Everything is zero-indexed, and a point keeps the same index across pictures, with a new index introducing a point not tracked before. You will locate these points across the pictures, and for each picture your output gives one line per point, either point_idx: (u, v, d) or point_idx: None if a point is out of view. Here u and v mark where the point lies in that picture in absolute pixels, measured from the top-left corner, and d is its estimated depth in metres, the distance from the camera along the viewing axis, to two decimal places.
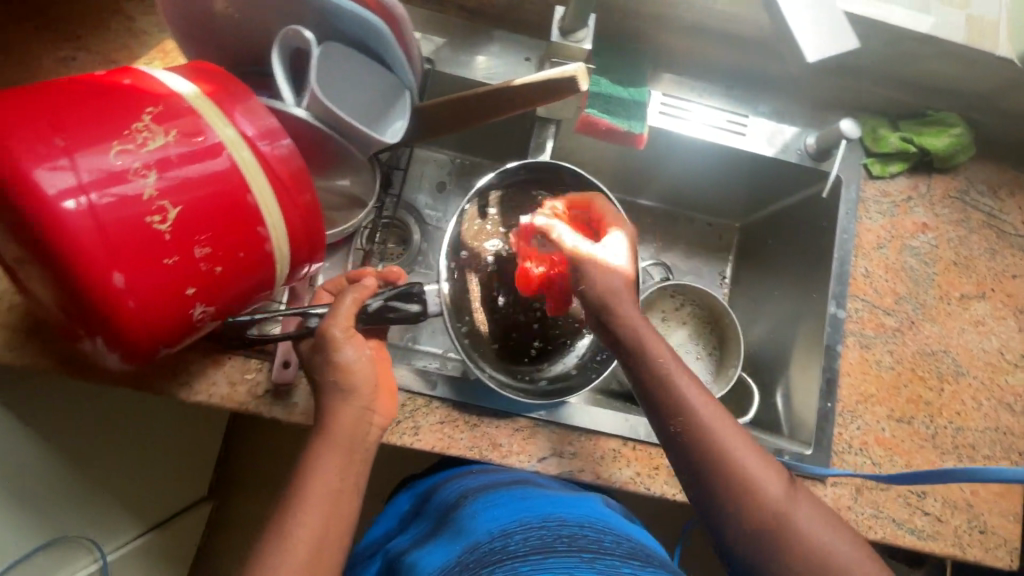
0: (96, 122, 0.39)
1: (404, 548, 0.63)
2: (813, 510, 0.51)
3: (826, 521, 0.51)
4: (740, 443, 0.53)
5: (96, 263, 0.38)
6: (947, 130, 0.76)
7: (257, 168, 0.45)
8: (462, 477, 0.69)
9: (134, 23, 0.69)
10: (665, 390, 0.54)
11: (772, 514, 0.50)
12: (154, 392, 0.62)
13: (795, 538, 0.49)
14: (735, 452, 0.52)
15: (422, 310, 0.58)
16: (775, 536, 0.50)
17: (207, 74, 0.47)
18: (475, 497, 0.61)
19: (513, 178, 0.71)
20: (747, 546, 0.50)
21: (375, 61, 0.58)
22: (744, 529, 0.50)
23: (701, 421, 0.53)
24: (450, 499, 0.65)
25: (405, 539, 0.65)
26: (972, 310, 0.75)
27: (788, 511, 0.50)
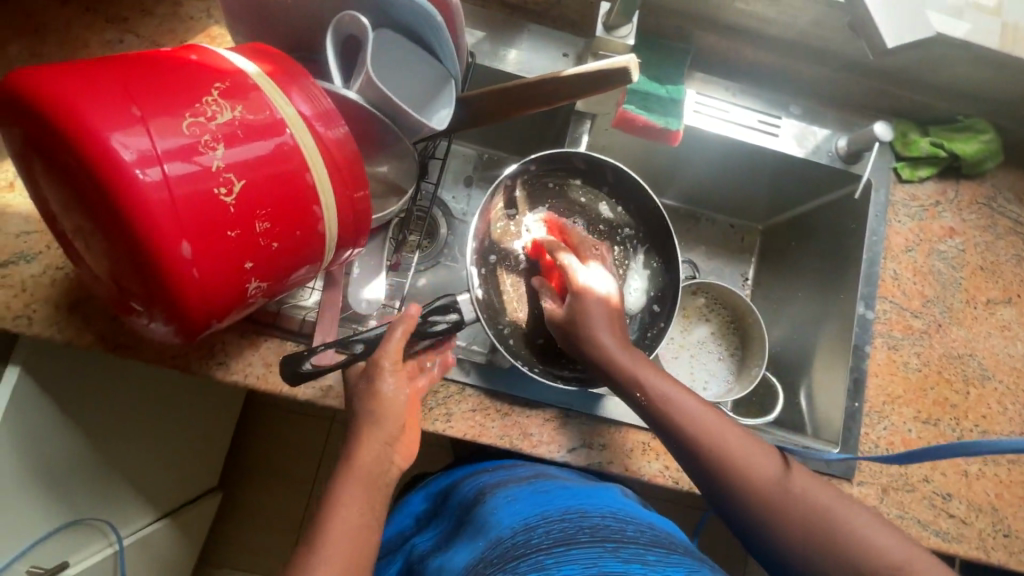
0: (170, 94, 0.40)
1: (426, 551, 0.61)
2: (818, 494, 0.52)
3: (841, 502, 0.51)
4: (738, 440, 0.55)
5: (166, 232, 0.39)
6: (977, 136, 0.77)
7: (315, 147, 0.45)
8: (481, 472, 0.69)
9: (181, 8, 0.70)
10: (658, 410, 0.57)
11: (787, 505, 0.51)
12: (190, 370, 0.62)
13: (792, 519, 0.51)
14: (735, 452, 0.54)
15: (461, 319, 0.61)
16: (794, 525, 0.51)
17: (268, 54, 0.48)
18: (495, 493, 0.61)
19: (529, 174, 0.76)
20: (768, 534, 0.52)
21: (424, 50, 0.58)
22: (762, 520, 0.52)
23: (681, 417, 0.56)
24: (469, 496, 0.64)
25: (426, 539, 0.64)
26: (998, 315, 0.76)
27: (783, 492, 0.52)
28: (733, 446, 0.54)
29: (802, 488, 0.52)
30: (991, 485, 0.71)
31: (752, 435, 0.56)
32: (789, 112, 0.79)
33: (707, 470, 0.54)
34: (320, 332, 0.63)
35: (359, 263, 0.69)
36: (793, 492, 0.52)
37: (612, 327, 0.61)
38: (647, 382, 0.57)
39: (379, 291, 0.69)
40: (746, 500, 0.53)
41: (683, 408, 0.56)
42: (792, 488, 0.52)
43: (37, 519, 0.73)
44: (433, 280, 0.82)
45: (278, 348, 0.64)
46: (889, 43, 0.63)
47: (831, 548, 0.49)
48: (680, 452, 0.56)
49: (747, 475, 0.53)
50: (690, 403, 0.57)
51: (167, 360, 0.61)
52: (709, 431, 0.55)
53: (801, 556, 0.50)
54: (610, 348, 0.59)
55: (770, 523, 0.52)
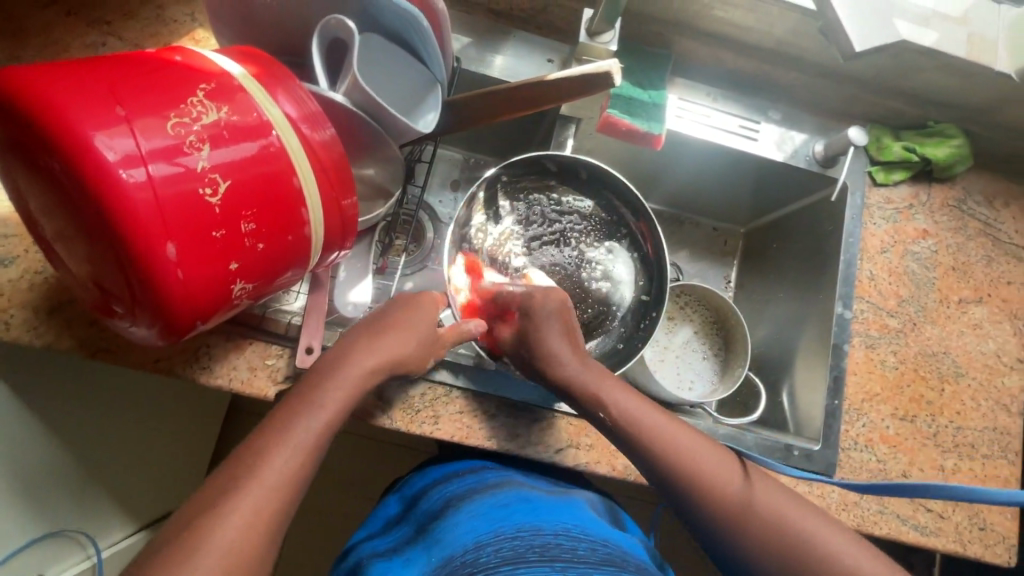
0: (154, 93, 0.40)
1: (379, 551, 0.60)
2: (781, 498, 0.54)
3: (803, 511, 0.54)
4: (702, 453, 0.57)
5: (151, 233, 0.39)
6: (947, 141, 0.80)
7: (301, 150, 0.45)
8: (447, 481, 0.66)
9: (164, 10, 0.70)
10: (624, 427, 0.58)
11: (750, 514, 0.54)
12: (172, 374, 0.61)
13: (758, 525, 0.53)
14: (697, 464, 0.56)
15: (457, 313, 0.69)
16: (759, 537, 0.53)
17: (254, 56, 0.48)
18: (456, 505, 0.60)
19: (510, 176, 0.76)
20: (734, 545, 0.54)
21: (412, 54, 0.59)
22: (726, 531, 0.54)
23: (653, 435, 0.57)
24: (434, 505, 0.63)
25: (383, 543, 0.62)
26: (970, 314, 0.78)
27: (748, 502, 0.54)
28: (698, 458, 0.57)
29: (765, 497, 0.54)
30: (966, 479, 0.73)
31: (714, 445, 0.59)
32: (768, 117, 0.81)
33: (671, 484, 0.56)
34: (305, 334, 0.62)
35: (345, 267, 0.70)
36: (758, 504, 0.54)
37: (568, 342, 0.64)
38: (605, 394, 0.60)
39: (366, 293, 0.69)
40: (712, 511, 0.55)
41: (650, 418, 0.59)
42: (759, 498, 0.54)
43: (12, 530, 0.71)
44: (419, 284, 0.83)
45: (263, 351, 0.63)
46: (856, 47, 0.67)
47: (788, 552, 0.51)
48: (644, 464, 0.58)
49: (713, 487, 0.55)
50: (660, 418, 0.59)
51: (149, 365, 0.61)
52: (672, 441, 0.57)
53: (757, 560, 0.53)
54: (573, 368, 0.61)
55: (734, 535, 0.54)
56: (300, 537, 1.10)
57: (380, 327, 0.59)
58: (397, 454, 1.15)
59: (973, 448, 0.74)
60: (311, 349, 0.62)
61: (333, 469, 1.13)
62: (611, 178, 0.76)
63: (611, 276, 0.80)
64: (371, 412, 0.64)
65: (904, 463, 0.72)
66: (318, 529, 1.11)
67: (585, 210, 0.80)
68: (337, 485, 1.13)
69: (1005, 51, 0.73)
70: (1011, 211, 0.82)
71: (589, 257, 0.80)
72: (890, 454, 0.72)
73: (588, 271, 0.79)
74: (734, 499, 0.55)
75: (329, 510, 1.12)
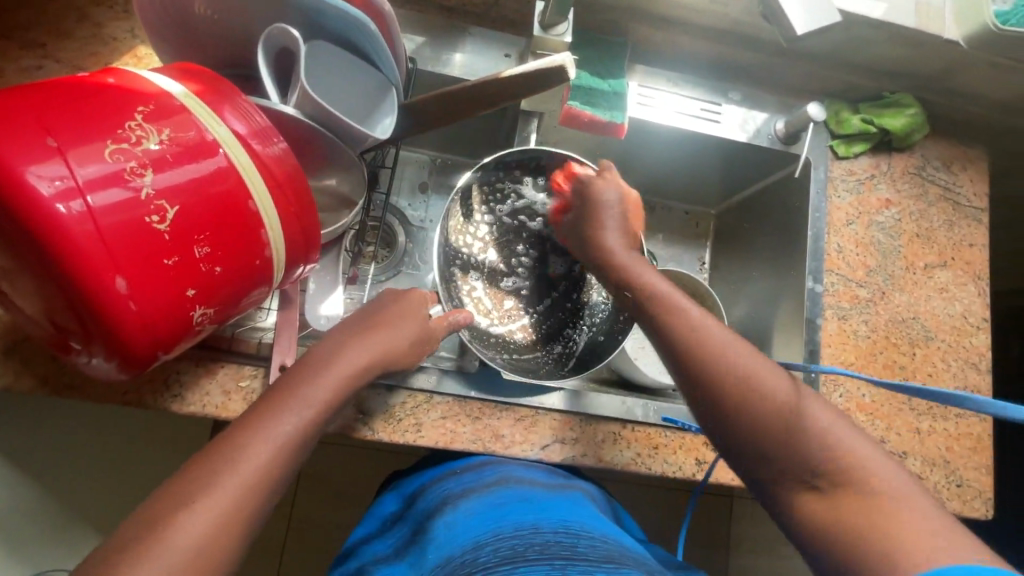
0: (88, 120, 0.39)
1: (378, 555, 0.60)
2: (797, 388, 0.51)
3: (814, 403, 0.50)
4: (722, 336, 0.54)
5: (99, 268, 0.38)
6: (903, 111, 0.81)
7: (254, 170, 0.44)
8: (447, 478, 0.65)
9: (102, 29, 0.67)
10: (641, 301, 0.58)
11: (758, 392, 0.50)
12: (143, 406, 0.60)
13: (765, 402, 0.50)
14: (705, 336, 0.53)
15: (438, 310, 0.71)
16: (757, 420, 0.50)
17: (196, 73, 0.47)
18: (456, 504, 0.59)
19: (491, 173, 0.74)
20: (742, 426, 0.51)
21: (363, 59, 0.58)
22: (735, 410, 0.51)
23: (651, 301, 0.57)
24: (431, 504, 0.63)
25: (382, 546, 0.62)
26: (935, 278, 0.80)
27: (764, 381, 0.51)
28: (726, 344, 0.53)
29: (784, 393, 0.50)
30: (942, 439, 0.75)
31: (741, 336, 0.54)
32: (729, 98, 0.81)
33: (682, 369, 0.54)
34: (277, 352, 0.61)
35: (314, 279, 0.67)
36: (767, 388, 0.50)
37: (621, 231, 0.65)
38: (605, 234, 0.64)
39: (337, 306, 0.66)
40: (725, 393, 0.51)
41: (670, 300, 0.57)
42: (758, 377, 0.51)
43: None
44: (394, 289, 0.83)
45: (236, 373, 0.62)
46: (798, 30, 0.64)
47: (787, 433, 0.49)
48: (664, 345, 0.55)
49: (737, 374, 0.51)
50: (690, 305, 0.56)
51: (118, 398, 0.59)
52: (675, 308, 0.56)
53: (757, 440, 0.49)
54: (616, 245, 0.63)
55: (749, 427, 0.50)
56: (295, 554, 1.09)
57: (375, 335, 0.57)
58: (388, 462, 1.14)
59: (946, 408, 0.76)
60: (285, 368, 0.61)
61: (323, 482, 1.11)
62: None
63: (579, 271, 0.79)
64: (352, 425, 0.63)
65: (882, 428, 0.74)
66: (313, 544, 1.09)
67: None
68: (329, 498, 1.11)
69: (952, 17, 0.74)
70: (969, 174, 0.84)
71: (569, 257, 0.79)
72: (868, 421, 0.74)
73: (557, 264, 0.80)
74: (742, 382, 0.51)
75: (322, 525, 1.10)
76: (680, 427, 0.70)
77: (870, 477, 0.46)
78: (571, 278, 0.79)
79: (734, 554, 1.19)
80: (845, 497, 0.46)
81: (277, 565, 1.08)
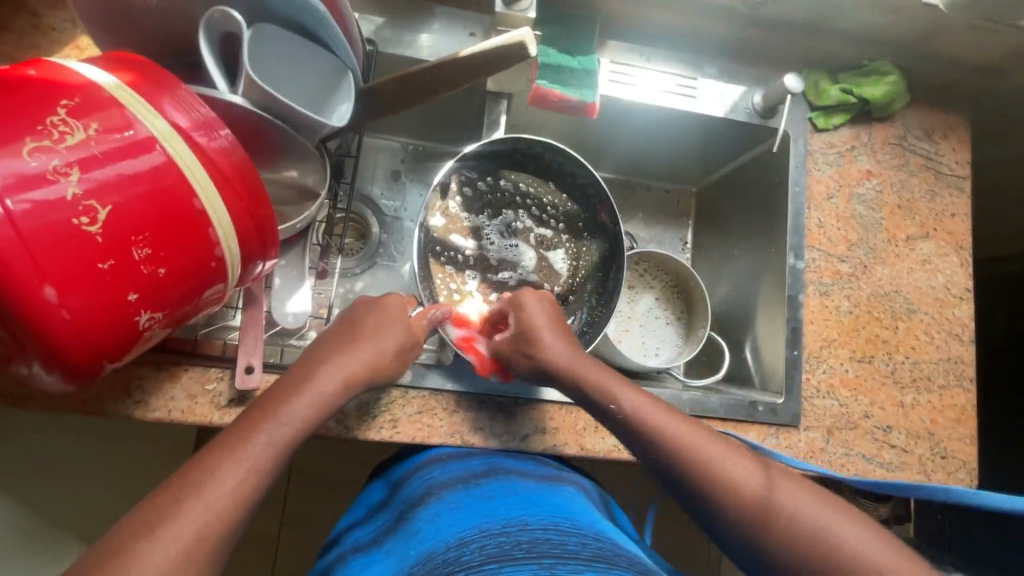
0: (3, 117, 0.36)
1: (365, 543, 0.59)
2: (810, 501, 0.48)
3: (841, 515, 0.47)
4: (720, 451, 0.52)
5: (25, 276, 0.35)
6: (883, 79, 0.79)
7: (196, 163, 0.42)
8: (434, 465, 0.63)
9: (40, 19, 0.63)
10: (634, 424, 0.55)
11: (771, 517, 0.48)
12: (105, 414, 0.58)
13: (782, 522, 0.47)
14: (702, 451, 0.52)
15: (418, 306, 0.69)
16: (784, 549, 0.47)
17: (130, 62, 0.44)
18: (441, 495, 0.57)
19: (469, 165, 0.73)
20: (765, 559, 0.48)
21: (314, 42, 0.55)
22: (764, 546, 0.48)
23: (643, 419, 0.55)
24: (415, 491, 0.61)
25: (366, 533, 0.61)
26: (918, 250, 0.79)
27: (771, 497, 0.48)
28: (727, 469, 0.51)
29: (803, 511, 0.47)
30: (926, 412, 0.75)
31: (739, 450, 0.52)
32: (705, 73, 0.79)
33: (714, 502, 0.50)
34: (244, 352, 0.59)
35: (280, 275, 0.64)
36: (778, 504, 0.48)
37: (560, 336, 0.63)
38: (548, 349, 0.61)
39: (304, 302, 0.64)
40: (763, 535, 0.48)
41: (657, 415, 0.55)
42: (768, 496, 0.49)
43: None
44: (369, 281, 0.81)
45: (202, 377, 0.60)
46: None
47: (814, 560, 0.45)
48: (655, 464, 0.54)
49: (763, 504, 0.48)
50: (674, 426, 0.54)
51: (79, 406, 0.57)
52: (663, 426, 0.54)
53: (787, 567, 0.46)
54: (568, 362, 0.60)
55: (780, 561, 0.47)
56: (287, 552, 1.08)
57: (342, 336, 0.57)
58: (376, 454, 1.13)
59: (930, 380, 0.76)
60: (252, 369, 0.59)
61: (311, 478, 1.10)
62: (571, 162, 0.73)
63: (565, 263, 0.79)
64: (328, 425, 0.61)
65: (866, 404, 0.73)
66: (304, 543, 1.08)
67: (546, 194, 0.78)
68: (318, 494, 1.10)
69: None
70: (951, 143, 0.83)
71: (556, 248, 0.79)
72: (852, 397, 0.73)
73: (548, 257, 0.79)
74: (757, 508, 0.48)
75: (313, 521, 1.09)
76: None
77: None
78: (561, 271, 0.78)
79: None
80: None
81: (270, 564, 1.07)
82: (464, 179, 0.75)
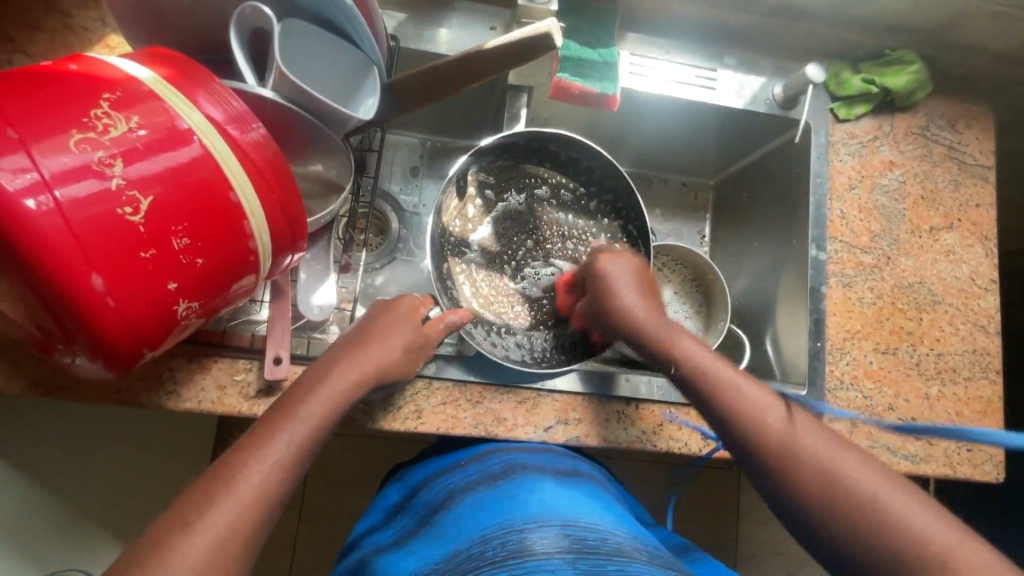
0: (49, 111, 0.37)
1: (384, 546, 0.60)
2: (834, 449, 0.49)
3: (866, 468, 0.47)
4: (755, 396, 0.54)
5: (74, 265, 0.36)
6: (905, 69, 0.78)
7: (232, 157, 0.42)
8: (452, 470, 0.64)
9: (72, 18, 0.65)
10: (682, 374, 0.58)
11: (795, 457, 0.49)
12: (138, 405, 0.59)
13: (803, 462, 0.49)
14: (733, 393, 0.54)
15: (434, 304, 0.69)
16: (801, 487, 0.48)
17: (166, 57, 0.45)
18: (463, 497, 0.58)
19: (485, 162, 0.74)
20: (783, 496, 0.50)
21: (340, 37, 0.55)
22: (772, 481, 0.50)
23: (688, 358, 0.58)
24: (437, 496, 0.62)
25: (385, 537, 0.62)
26: (942, 241, 0.78)
27: (793, 439, 0.50)
28: (758, 411, 0.53)
29: (828, 455, 0.49)
30: (952, 404, 0.74)
31: (770, 396, 0.54)
32: (724, 64, 0.78)
33: (740, 438, 0.53)
34: (272, 344, 0.60)
35: (305, 268, 0.64)
36: (798, 447, 0.50)
37: (641, 295, 0.64)
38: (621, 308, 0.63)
39: (330, 294, 0.64)
40: (778, 468, 0.50)
41: (700, 355, 0.58)
42: (793, 440, 0.50)
43: None
44: (390, 276, 0.82)
45: (231, 368, 0.61)
46: None
47: (839, 503, 0.46)
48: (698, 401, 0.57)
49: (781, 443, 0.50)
50: (719, 366, 0.57)
51: (113, 397, 0.58)
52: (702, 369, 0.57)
53: (809, 511, 0.48)
54: (638, 316, 0.62)
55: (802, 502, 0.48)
56: (308, 544, 1.09)
57: (362, 329, 0.57)
58: (394, 449, 1.14)
59: (955, 372, 0.75)
60: (280, 360, 0.60)
61: (329, 473, 1.11)
62: (585, 147, 0.72)
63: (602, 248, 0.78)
64: (352, 415, 0.62)
65: (890, 396, 0.73)
66: (324, 536, 1.10)
67: (565, 185, 0.78)
68: (337, 488, 1.11)
69: None
70: (974, 132, 0.82)
71: (576, 240, 0.79)
72: (876, 389, 0.73)
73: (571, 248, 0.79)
74: (787, 452, 0.50)
75: (332, 514, 1.10)
76: (683, 403, 0.69)
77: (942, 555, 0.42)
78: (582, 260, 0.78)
79: (743, 526, 1.18)
80: None
81: (291, 557, 1.08)
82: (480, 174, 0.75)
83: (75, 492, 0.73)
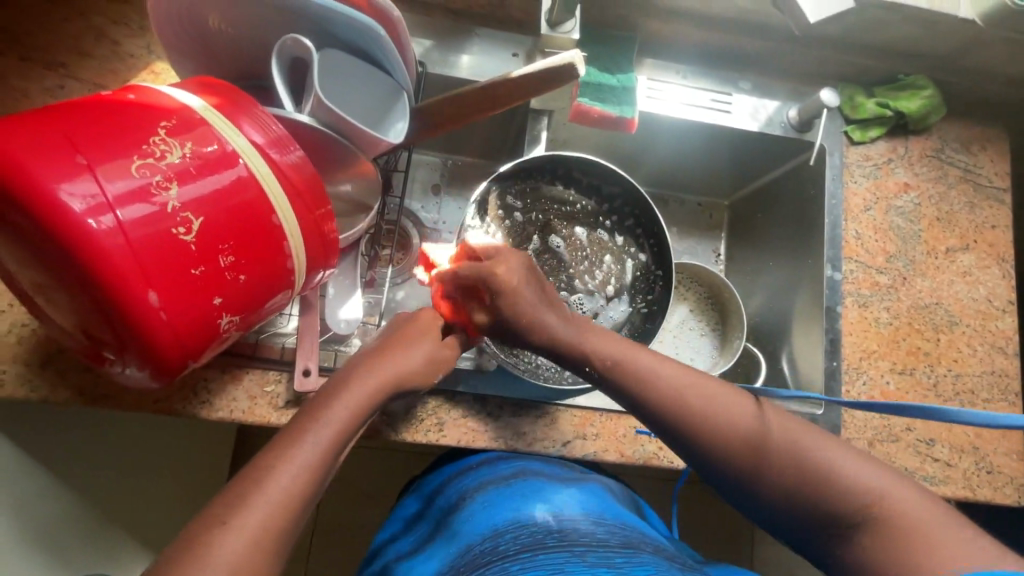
0: (113, 138, 0.40)
1: (402, 553, 0.61)
2: (788, 425, 0.51)
3: (816, 440, 0.49)
4: (695, 386, 0.53)
5: (132, 282, 0.39)
6: (919, 93, 0.80)
7: (272, 178, 0.45)
8: (465, 475, 0.66)
9: (121, 46, 0.69)
10: (617, 376, 0.55)
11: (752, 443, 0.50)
12: (174, 413, 0.61)
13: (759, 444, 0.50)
14: (679, 386, 0.53)
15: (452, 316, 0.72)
16: (760, 468, 0.50)
17: (214, 87, 0.48)
18: (475, 497, 0.61)
19: (510, 185, 0.76)
20: (744, 479, 0.51)
21: (372, 66, 0.59)
22: (728, 465, 0.51)
23: (617, 358, 0.55)
24: (451, 499, 0.64)
25: (405, 543, 0.63)
26: (958, 262, 0.79)
27: (747, 427, 0.51)
28: (702, 401, 0.52)
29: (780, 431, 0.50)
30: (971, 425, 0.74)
31: (708, 380, 0.54)
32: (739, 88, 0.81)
33: (692, 429, 0.52)
34: (301, 356, 0.62)
35: (333, 283, 0.67)
36: (748, 430, 0.51)
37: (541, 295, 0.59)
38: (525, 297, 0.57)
39: (356, 309, 0.67)
40: (729, 450, 0.51)
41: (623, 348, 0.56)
42: (742, 425, 0.51)
43: None
44: (410, 291, 0.84)
45: (261, 379, 0.63)
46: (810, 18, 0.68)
47: (799, 477, 0.48)
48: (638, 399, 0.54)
49: (724, 428, 0.51)
50: (643, 356, 0.56)
51: (150, 406, 0.60)
52: (633, 357, 0.56)
53: (774, 492, 0.49)
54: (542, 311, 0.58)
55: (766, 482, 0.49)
56: (322, 555, 1.10)
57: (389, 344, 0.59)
58: (409, 462, 1.15)
59: (973, 394, 0.75)
60: (309, 371, 0.62)
61: (345, 485, 1.12)
62: (600, 166, 0.75)
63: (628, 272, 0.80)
64: (376, 427, 0.64)
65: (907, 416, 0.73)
66: (340, 548, 1.11)
67: (587, 207, 0.80)
68: (353, 500, 1.13)
69: None
70: (989, 154, 0.83)
71: (595, 260, 0.80)
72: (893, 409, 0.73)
73: (592, 268, 0.80)
74: (740, 439, 0.51)
75: (347, 526, 1.12)
76: None
77: (892, 507, 0.45)
78: (600, 278, 0.80)
79: (759, 546, 1.17)
80: (874, 540, 0.45)
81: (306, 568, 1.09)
82: (506, 196, 0.76)
83: (106, 498, 0.75)
